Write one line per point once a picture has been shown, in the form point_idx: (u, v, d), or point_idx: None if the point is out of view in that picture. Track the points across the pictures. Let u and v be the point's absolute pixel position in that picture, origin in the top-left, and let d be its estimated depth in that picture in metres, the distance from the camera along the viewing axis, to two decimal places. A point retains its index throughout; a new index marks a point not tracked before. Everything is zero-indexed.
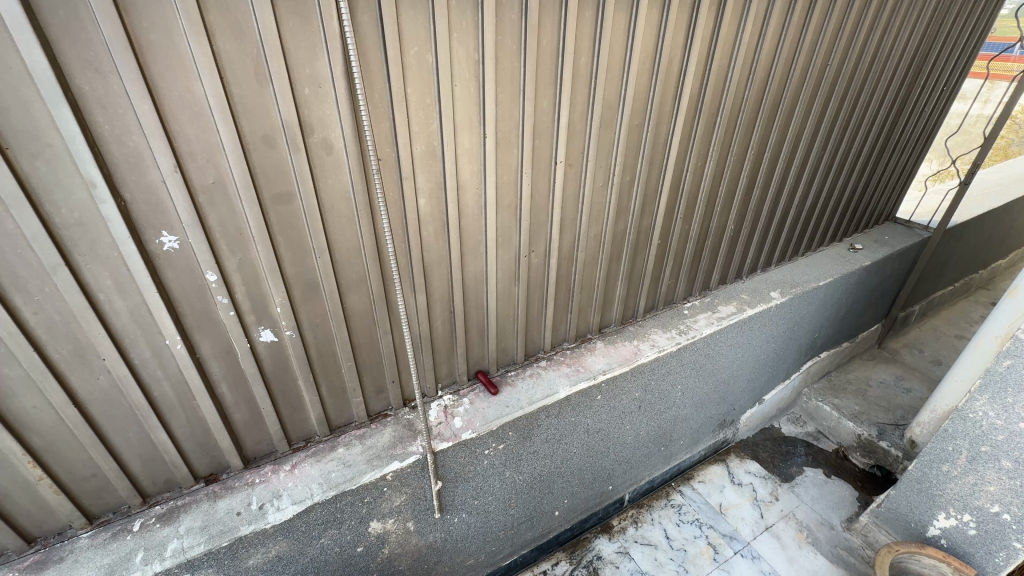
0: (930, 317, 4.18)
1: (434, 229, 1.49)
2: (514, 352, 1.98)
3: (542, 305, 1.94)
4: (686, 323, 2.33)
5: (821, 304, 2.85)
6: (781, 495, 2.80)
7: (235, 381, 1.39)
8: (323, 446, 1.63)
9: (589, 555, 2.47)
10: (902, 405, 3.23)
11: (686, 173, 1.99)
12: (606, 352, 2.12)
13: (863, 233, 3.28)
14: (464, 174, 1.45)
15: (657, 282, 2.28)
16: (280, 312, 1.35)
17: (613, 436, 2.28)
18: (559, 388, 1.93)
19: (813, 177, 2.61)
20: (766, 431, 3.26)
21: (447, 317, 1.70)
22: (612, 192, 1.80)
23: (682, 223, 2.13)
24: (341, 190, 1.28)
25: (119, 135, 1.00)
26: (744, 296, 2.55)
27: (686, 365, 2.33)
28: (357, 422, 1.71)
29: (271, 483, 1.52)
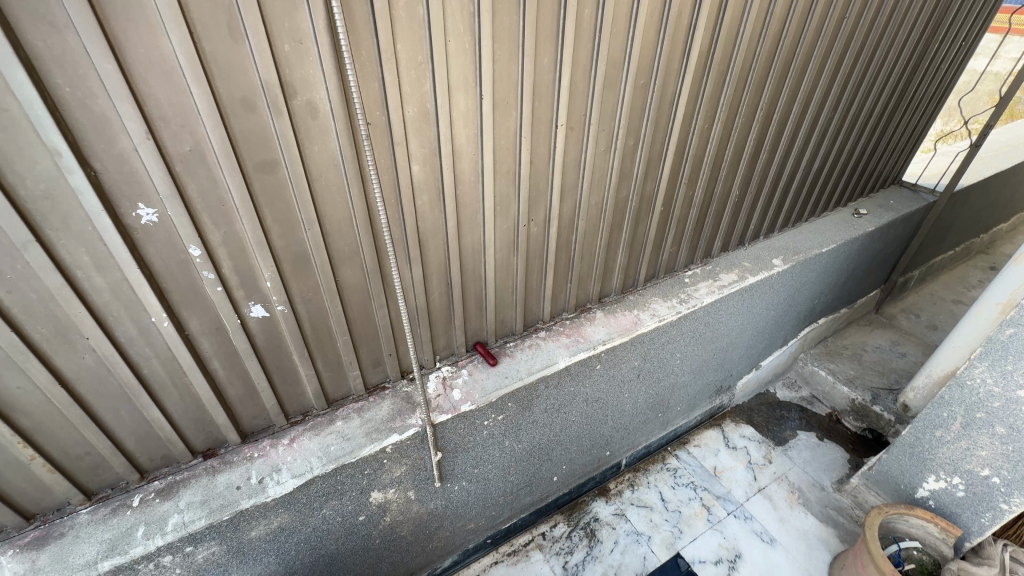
0: (929, 282, 4.16)
1: (429, 197, 1.42)
2: (512, 322, 1.94)
3: (541, 276, 1.89)
4: (687, 292, 2.29)
5: (822, 271, 2.81)
6: (774, 458, 2.86)
7: (227, 357, 1.36)
8: (321, 419, 1.62)
9: (586, 517, 2.53)
10: (896, 370, 3.26)
11: (692, 136, 1.90)
12: (606, 321, 2.09)
13: (868, 198, 3.21)
14: (459, 139, 1.37)
15: (659, 250, 2.22)
16: (270, 286, 1.29)
17: (612, 404, 2.29)
18: (559, 358, 1.91)
19: (821, 139, 2.52)
20: (761, 395, 3.29)
21: (444, 288, 1.65)
22: (615, 157, 1.72)
23: (686, 189, 2.06)
24: (329, 157, 1.21)
25: (82, 99, 0.91)
26: (746, 263, 2.51)
27: (686, 334, 2.31)
28: (354, 395, 1.69)
29: (270, 457, 1.51)
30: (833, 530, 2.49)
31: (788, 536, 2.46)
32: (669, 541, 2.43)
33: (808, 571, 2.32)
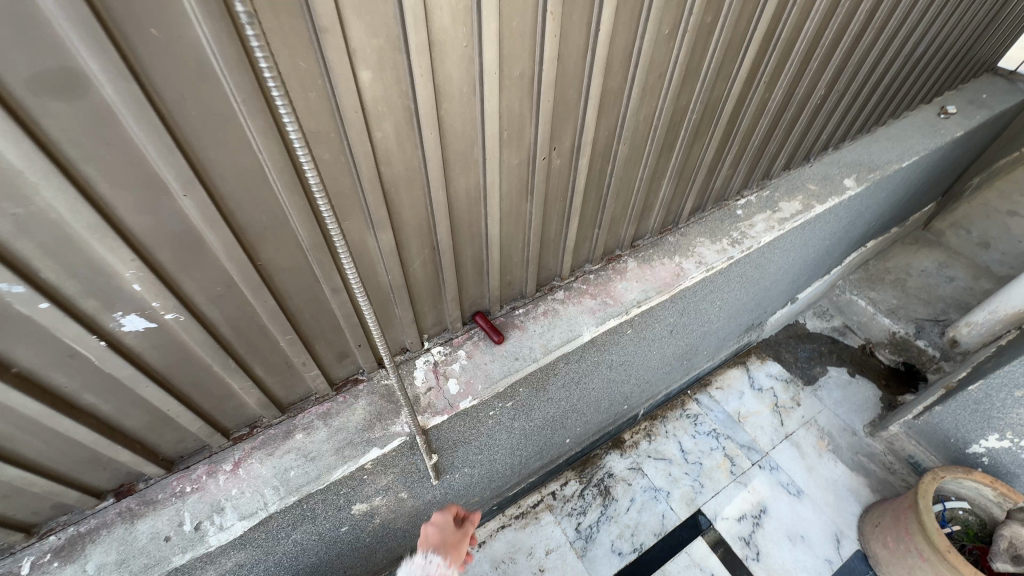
0: (984, 190, 3.65)
1: (393, 126, 0.86)
2: (522, 284, 1.47)
3: (562, 223, 1.37)
4: (741, 229, 1.79)
5: (894, 190, 2.29)
6: (803, 400, 2.61)
7: (105, 386, 0.90)
8: (274, 432, 1.22)
9: (599, 473, 2.31)
10: (943, 298, 2.90)
11: (791, 8, 1.27)
12: (641, 274, 1.62)
13: (955, 91, 2.57)
14: (438, 19, 0.77)
15: (712, 176, 1.68)
16: (143, 289, 0.79)
17: (637, 364, 1.93)
18: (583, 329, 1.47)
19: (939, 10, 1.83)
20: (790, 327, 2.97)
21: (428, 256, 1.15)
22: (681, 45, 1.11)
23: (764, 90, 1.47)
24: (193, 61, 0.63)
25: None
26: (811, 186, 1.98)
27: (732, 280, 1.87)
28: (318, 396, 1.27)
29: (208, 491, 1.13)
30: (865, 480, 2.31)
31: (816, 488, 2.28)
32: (689, 497, 2.24)
33: (836, 525, 2.17)
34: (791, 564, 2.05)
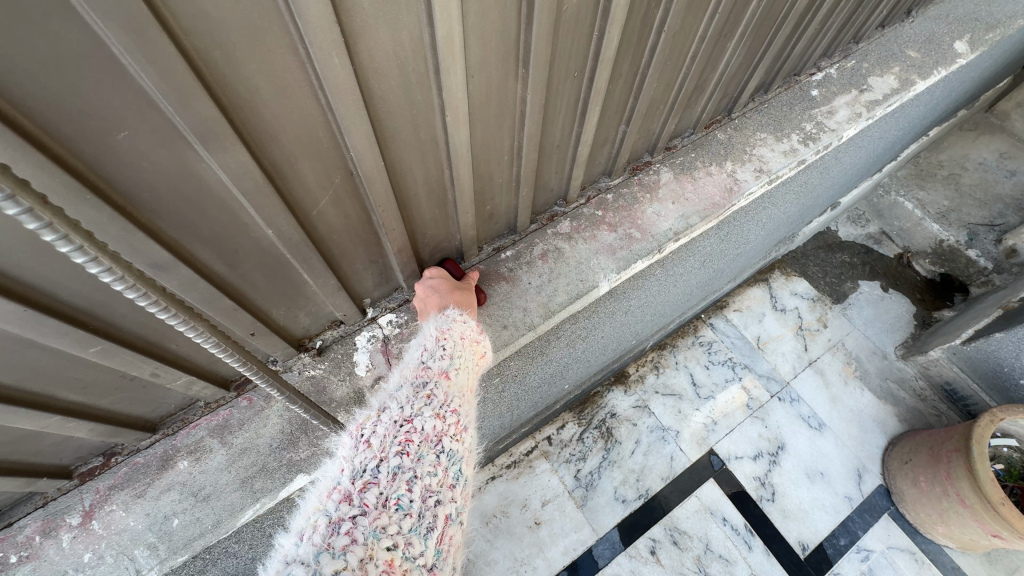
0: None
1: None
2: (509, 215, 0.98)
3: (574, 117, 0.85)
4: (817, 120, 1.27)
5: (1002, 58, 1.72)
6: (830, 321, 2.29)
7: None
8: (143, 463, 0.81)
9: (600, 414, 2.04)
10: (1002, 197, 2.47)
11: None
12: (679, 192, 1.13)
13: None
14: None
15: (793, 35, 1.11)
16: None
17: (657, 302, 1.52)
18: (598, 278, 1.02)
19: None
20: (819, 236, 2.55)
21: (344, 186, 0.65)
22: None
23: None
24: None
25: None
26: (911, 53, 1.41)
27: (791, 192, 1.39)
28: (207, 403, 0.84)
29: (45, 561, 0.75)
30: (893, 409, 2.08)
31: (840, 420, 2.05)
32: (701, 436, 2.00)
33: (859, 459, 1.98)
34: (808, 504, 1.88)
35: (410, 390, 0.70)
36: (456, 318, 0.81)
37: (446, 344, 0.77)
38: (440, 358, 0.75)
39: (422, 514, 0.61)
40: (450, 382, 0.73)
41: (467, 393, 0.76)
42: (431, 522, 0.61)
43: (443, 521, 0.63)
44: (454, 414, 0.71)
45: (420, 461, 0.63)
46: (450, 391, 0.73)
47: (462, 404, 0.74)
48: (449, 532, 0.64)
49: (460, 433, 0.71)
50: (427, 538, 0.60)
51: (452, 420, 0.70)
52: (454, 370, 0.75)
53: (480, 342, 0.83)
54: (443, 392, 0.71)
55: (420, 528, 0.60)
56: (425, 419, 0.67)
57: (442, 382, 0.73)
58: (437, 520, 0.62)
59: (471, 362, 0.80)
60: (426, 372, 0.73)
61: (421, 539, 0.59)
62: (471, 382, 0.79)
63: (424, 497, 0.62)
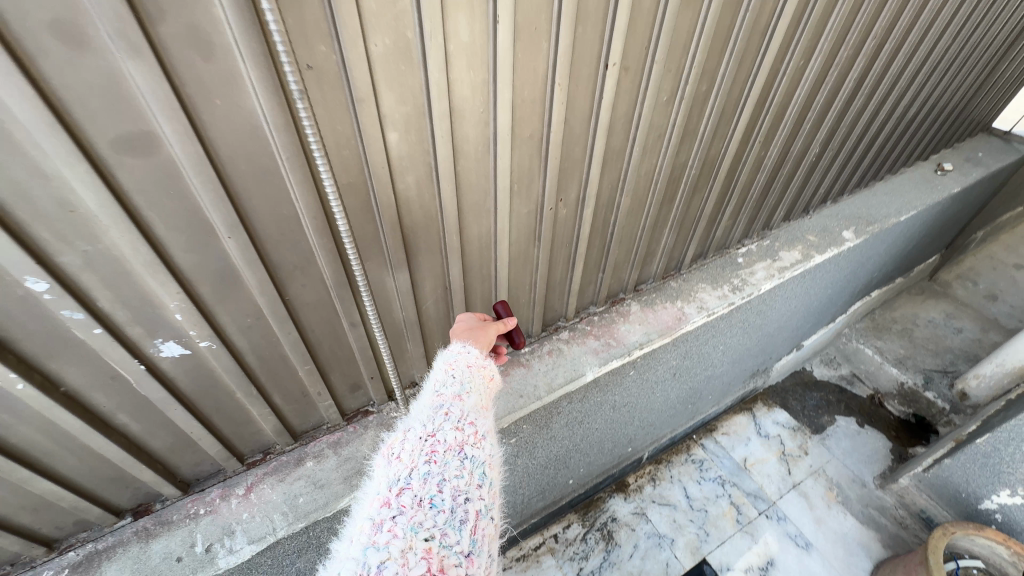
0: (990, 243, 3.68)
1: (416, 179, 0.96)
2: (528, 324, 1.54)
3: (568, 267, 1.46)
4: (742, 277, 1.86)
5: (895, 241, 2.35)
6: (811, 449, 2.58)
7: (138, 408, 0.97)
8: (286, 459, 1.28)
9: (603, 517, 2.29)
10: (951, 349, 2.90)
11: (781, 79, 1.38)
12: (643, 318, 1.68)
13: (952, 150, 2.68)
14: (461, 90, 0.88)
15: (712, 226, 1.77)
16: (183, 319, 0.88)
17: (640, 405, 1.95)
18: (586, 369, 1.52)
19: (926, 80, 1.96)
20: (796, 374, 2.97)
21: (441, 294, 1.23)
22: (679, 110, 1.21)
23: (759, 149, 1.57)
24: (247, 124, 0.73)
25: None
26: (811, 237, 2.05)
27: (734, 326, 1.92)
28: (329, 425, 1.33)
29: (220, 514, 1.17)
30: (875, 534, 2.25)
31: (825, 540, 2.23)
32: (694, 545, 2.20)
33: None
34: None
35: (430, 414, 0.90)
36: (460, 351, 1.04)
37: (455, 373, 1.00)
38: (452, 386, 0.97)
39: (454, 509, 0.77)
40: (462, 402, 0.94)
41: (479, 409, 0.96)
42: (463, 515, 0.77)
43: (474, 514, 0.79)
44: (471, 426, 0.90)
45: (446, 466, 0.81)
46: (464, 408, 0.93)
47: (477, 418, 0.93)
48: (481, 523, 0.79)
49: (479, 441, 0.89)
50: (461, 527, 0.76)
51: (469, 431, 0.89)
52: (464, 393, 0.96)
53: (486, 366, 1.06)
54: (458, 410, 0.91)
55: (453, 520, 0.75)
56: (446, 433, 0.86)
57: (456, 404, 0.93)
58: (468, 512, 0.78)
59: (478, 383, 1.01)
60: (442, 398, 0.94)
61: (455, 529, 0.75)
62: (482, 399, 0.99)
63: (455, 496, 0.78)
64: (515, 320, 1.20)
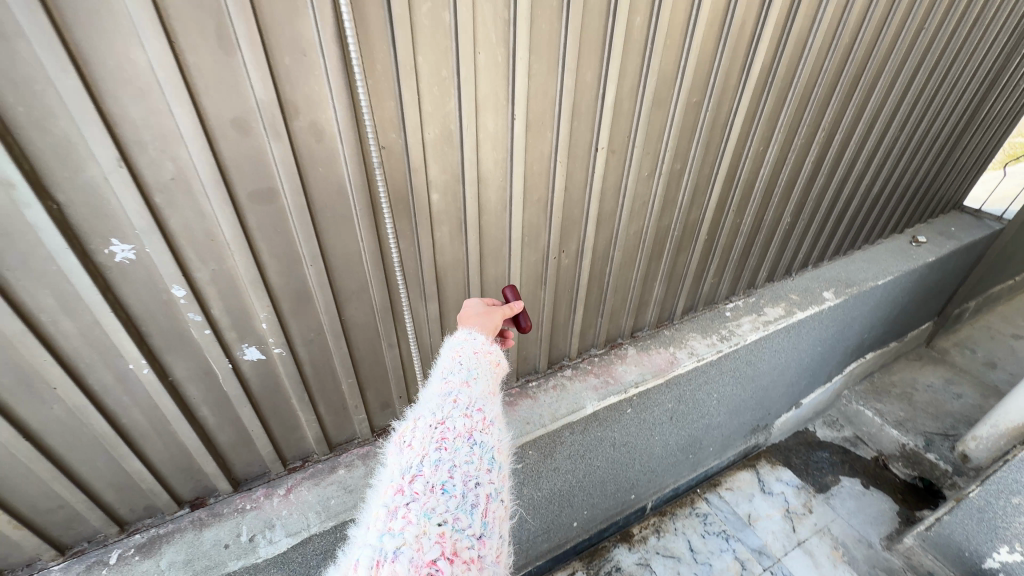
0: (986, 313, 3.82)
1: (449, 229, 1.25)
2: (536, 360, 1.76)
3: (571, 310, 1.70)
4: (729, 328, 2.07)
5: (877, 304, 2.55)
6: (815, 508, 2.61)
7: (217, 403, 1.21)
8: (321, 466, 1.47)
9: (607, 566, 2.33)
10: (952, 413, 2.97)
11: (745, 161, 1.69)
12: (639, 360, 1.89)
13: (926, 224, 2.95)
14: (486, 164, 1.19)
15: (699, 282, 2.02)
16: (266, 328, 1.14)
17: (640, 447, 2.08)
18: (586, 402, 1.72)
19: (884, 164, 2.27)
20: (799, 434, 3.04)
21: None
22: (659, 183, 1.52)
23: (734, 216, 1.86)
24: (336, 184, 1.03)
25: (39, 120, 0.75)
26: (793, 295, 2.28)
27: (726, 374, 2.10)
28: (360, 440, 1.54)
29: (263, 510, 1.35)
30: None
31: None
32: None
33: None
34: None
35: (438, 402, 0.87)
36: (466, 342, 1.04)
37: (462, 361, 0.98)
38: (459, 374, 0.94)
39: (466, 494, 0.74)
40: (470, 390, 0.91)
41: (487, 396, 0.93)
42: (475, 499, 0.75)
43: (485, 498, 0.76)
44: (479, 413, 0.87)
45: (456, 452, 0.79)
46: (472, 395, 0.90)
47: (485, 404, 0.90)
48: (492, 507, 0.77)
49: (488, 427, 0.86)
50: (473, 511, 0.73)
51: (478, 418, 0.86)
52: (470, 380, 0.94)
53: (491, 353, 1.05)
54: (466, 397, 0.89)
55: (465, 505, 0.73)
56: (455, 420, 0.83)
57: (463, 392, 0.90)
58: (479, 496, 0.75)
59: (484, 370, 0.99)
60: (449, 386, 0.91)
61: (467, 513, 0.72)
62: (489, 386, 0.97)
63: (466, 481, 0.76)
64: (522, 304, 1.18)
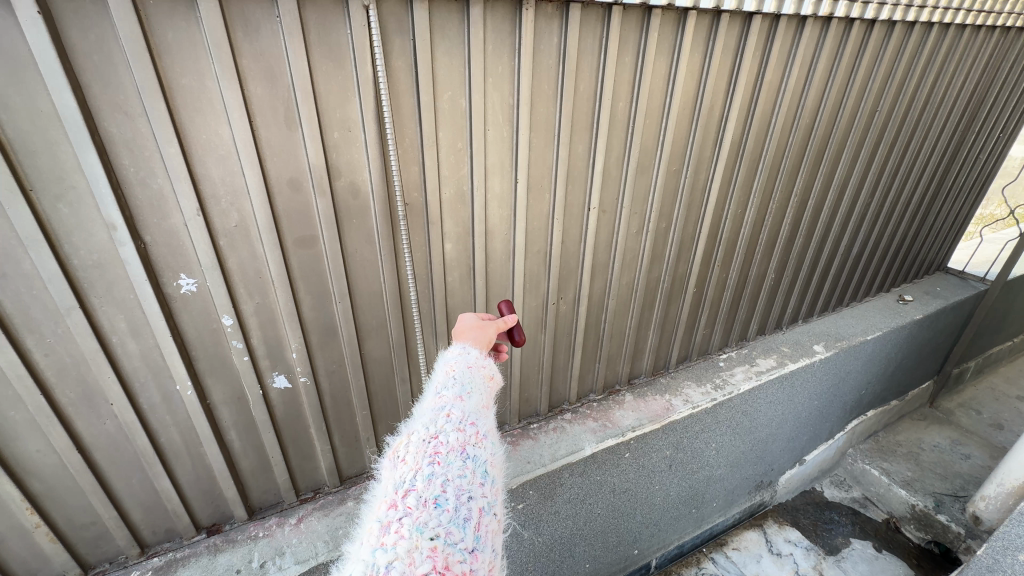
0: (988, 375, 3.84)
1: (459, 274, 1.43)
2: (537, 402, 1.87)
3: (570, 354, 1.83)
4: (722, 377, 2.17)
5: (869, 359, 2.64)
6: (826, 571, 2.52)
7: (245, 428, 1.33)
8: (332, 498, 1.55)
9: None
10: (961, 474, 2.92)
11: (725, 221, 1.88)
12: (636, 406, 1.98)
13: (912, 285, 3.10)
14: (493, 220, 1.39)
15: (691, 332, 2.16)
16: (295, 357, 1.29)
17: (641, 496, 2.10)
18: (584, 444, 1.79)
19: (860, 226, 2.45)
20: (806, 494, 3.01)
21: None
22: (646, 239, 1.70)
23: (719, 271, 2.03)
24: (366, 233, 1.23)
25: (143, 178, 0.95)
26: (784, 348, 2.39)
27: (723, 423, 2.15)
28: (369, 474, 1.63)
29: (275, 538, 1.42)
30: None
31: None
32: None
33: None
34: None
35: (431, 417, 0.91)
36: (459, 356, 1.07)
37: (456, 376, 1.01)
38: (452, 388, 0.98)
39: (458, 508, 0.78)
40: (463, 404, 0.94)
41: (480, 409, 0.96)
42: (467, 513, 0.78)
43: (477, 512, 0.80)
44: (472, 426, 0.91)
45: (449, 467, 0.82)
46: (465, 410, 0.93)
47: (478, 419, 0.94)
48: (485, 520, 0.80)
49: (481, 441, 0.90)
50: (465, 525, 0.77)
51: (471, 431, 0.89)
52: (464, 394, 0.97)
53: (485, 367, 1.08)
54: (459, 412, 0.92)
55: (457, 518, 0.77)
56: (448, 435, 0.87)
57: (456, 406, 0.93)
58: (471, 510, 0.79)
59: (478, 384, 1.02)
60: (442, 400, 0.94)
61: (459, 527, 0.76)
62: (483, 400, 1.00)
63: (458, 495, 0.79)
64: (515, 318, 1.24)
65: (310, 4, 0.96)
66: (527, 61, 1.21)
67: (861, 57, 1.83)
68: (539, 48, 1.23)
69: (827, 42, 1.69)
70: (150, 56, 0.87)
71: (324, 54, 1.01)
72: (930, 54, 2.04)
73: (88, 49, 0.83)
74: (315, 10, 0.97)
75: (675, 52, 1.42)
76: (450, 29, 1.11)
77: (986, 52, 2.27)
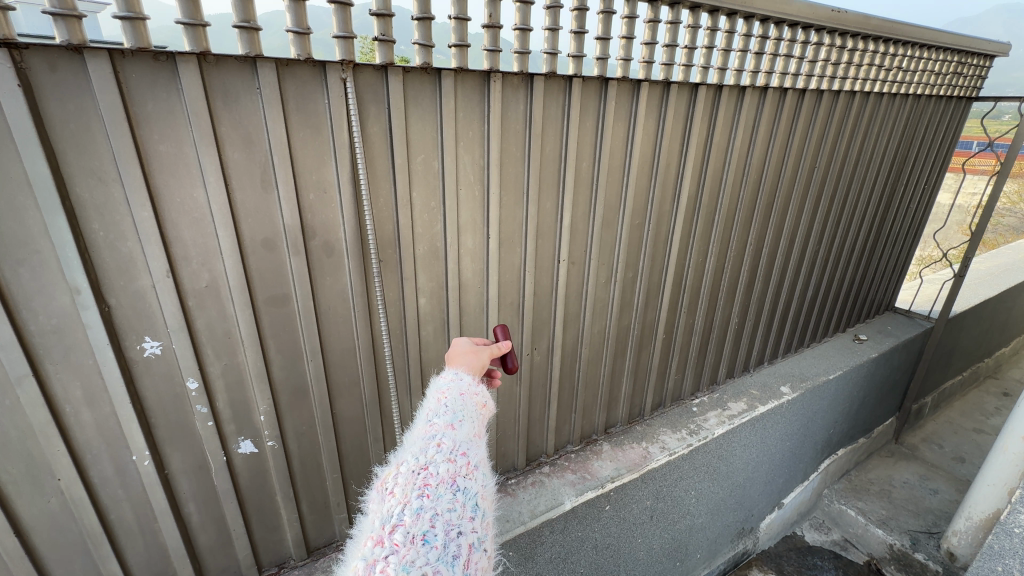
0: (944, 409, 4.00)
1: (434, 328, 1.43)
2: (514, 457, 1.83)
3: (545, 406, 1.82)
4: (697, 423, 2.19)
5: (834, 399, 2.72)
6: None
7: (205, 499, 1.24)
8: (297, 572, 1.44)
9: None
10: (931, 509, 2.96)
11: (688, 269, 1.98)
12: (613, 455, 1.97)
13: (865, 325, 3.28)
14: (466, 274, 1.42)
15: (664, 377, 2.20)
16: (263, 421, 1.24)
17: (624, 551, 2.03)
18: (564, 498, 1.75)
19: (811, 270, 2.61)
20: (787, 539, 2.99)
21: None
22: (615, 287, 1.77)
23: (686, 316, 2.10)
24: (339, 292, 1.23)
25: (112, 241, 0.95)
26: (754, 391, 2.45)
27: (700, 469, 2.14)
28: (339, 542, 1.54)
29: None
30: None
31: None
32: None
33: None
34: None
35: (422, 446, 0.88)
36: (452, 383, 1.05)
37: (448, 402, 0.99)
38: (444, 416, 0.95)
39: (448, 544, 0.75)
40: (454, 432, 0.92)
41: (472, 438, 0.94)
42: (456, 550, 0.75)
43: (467, 548, 0.77)
44: (463, 457, 0.88)
45: (438, 500, 0.79)
46: (456, 439, 0.91)
47: (469, 448, 0.91)
48: (475, 557, 0.77)
49: (472, 472, 0.87)
50: (454, 563, 0.74)
51: (462, 462, 0.87)
52: (456, 422, 0.95)
53: (478, 394, 1.07)
54: (450, 441, 0.90)
55: (446, 556, 0.74)
56: (438, 466, 0.84)
57: (448, 434, 0.91)
58: (461, 547, 0.76)
59: (470, 411, 1.00)
60: (433, 428, 0.92)
61: (448, 565, 0.73)
62: (475, 428, 0.98)
63: (447, 531, 0.77)
64: (509, 344, 1.24)
65: (290, 77, 1.02)
66: (496, 126, 1.29)
67: (797, 118, 2.02)
68: (507, 113, 1.31)
69: (765, 107, 1.87)
70: (128, 122, 0.89)
71: (302, 121, 1.05)
72: (856, 115, 2.28)
73: (65, 117, 0.85)
74: (294, 81, 1.02)
75: (632, 115, 1.54)
76: (423, 99, 1.18)
77: (905, 113, 2.54)
